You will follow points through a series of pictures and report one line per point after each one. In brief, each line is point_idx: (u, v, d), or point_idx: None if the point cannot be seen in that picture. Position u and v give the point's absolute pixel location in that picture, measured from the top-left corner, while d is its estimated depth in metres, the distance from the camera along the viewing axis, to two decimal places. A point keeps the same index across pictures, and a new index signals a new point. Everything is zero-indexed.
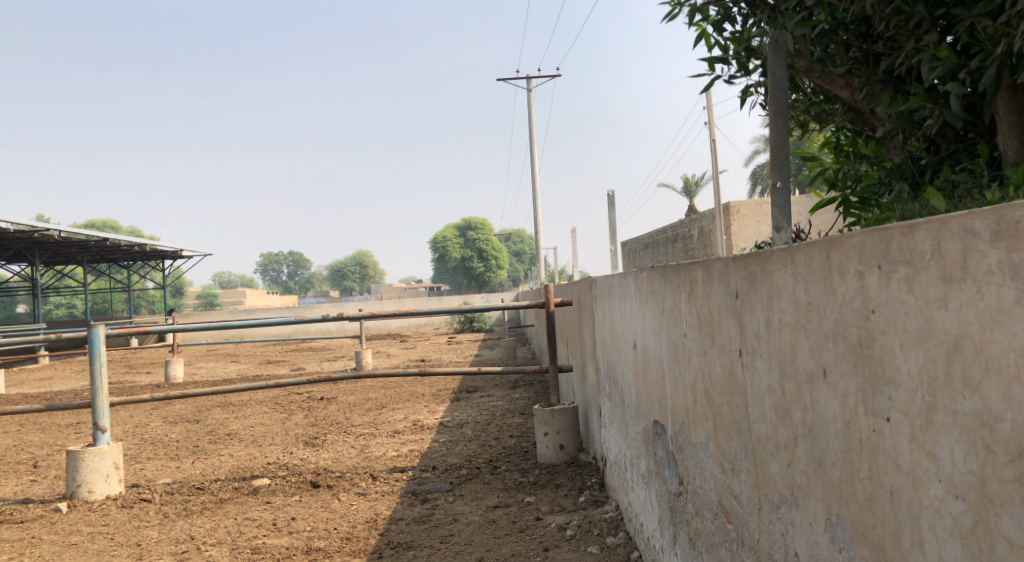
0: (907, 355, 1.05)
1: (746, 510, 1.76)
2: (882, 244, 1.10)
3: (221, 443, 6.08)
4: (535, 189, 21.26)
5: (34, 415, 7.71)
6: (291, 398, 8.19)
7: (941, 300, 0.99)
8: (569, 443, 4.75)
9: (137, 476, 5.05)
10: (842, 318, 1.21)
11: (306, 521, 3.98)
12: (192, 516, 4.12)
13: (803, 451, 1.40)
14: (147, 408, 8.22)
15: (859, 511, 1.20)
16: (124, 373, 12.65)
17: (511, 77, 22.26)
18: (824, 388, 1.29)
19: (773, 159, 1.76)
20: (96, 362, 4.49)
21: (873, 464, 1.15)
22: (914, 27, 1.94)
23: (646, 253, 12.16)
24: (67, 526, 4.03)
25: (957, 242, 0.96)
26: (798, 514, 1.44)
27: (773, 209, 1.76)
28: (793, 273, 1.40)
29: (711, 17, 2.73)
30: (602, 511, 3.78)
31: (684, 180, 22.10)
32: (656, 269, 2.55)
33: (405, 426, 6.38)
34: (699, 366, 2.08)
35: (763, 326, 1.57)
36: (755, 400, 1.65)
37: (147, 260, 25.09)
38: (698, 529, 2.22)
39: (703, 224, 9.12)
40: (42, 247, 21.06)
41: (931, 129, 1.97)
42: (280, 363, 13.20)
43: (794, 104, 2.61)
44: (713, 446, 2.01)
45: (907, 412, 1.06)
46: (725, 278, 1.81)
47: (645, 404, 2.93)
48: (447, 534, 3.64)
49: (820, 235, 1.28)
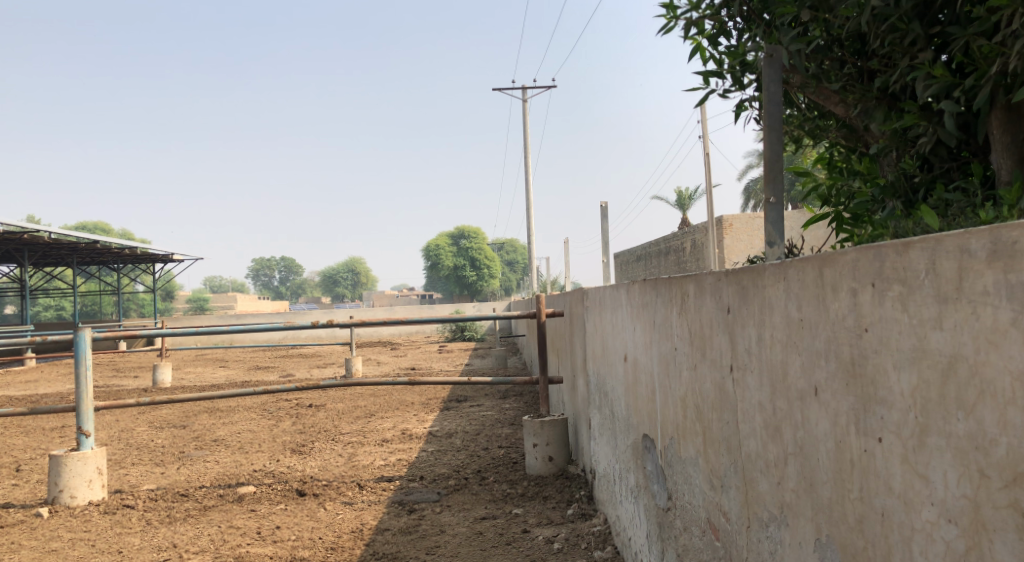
0: (901, 374, 1.03)
1: (735, 528, 1.73)
2: (876, 262, 1.08)
3: (207, 449, 6.04)
4: (527, 198, 21.24)
5: (18, 418, 7.65)
6: (280, 405, 8.15)
7: (936, 320, 0.97)
8: (558, 455, 4.72)
9: (121, 483, 4.99)
10: (834, 335, 1.20)
11: (290, 530, 3.94)
12: (175, 523, 4.08)
13: (794, 469, 1.38)
14: (133, 412, 8.16)
15: (849, 533, 1.18)
16: (112, 376, 12.58)
17: (507, 87, 22.50)
18: (816, 406, 1.27)
19: (766, 175, 1.75)
20: (81, 366, 4.44)
21: (865, 484, 1.13)
22: (909, 45, 1.94)
23: (639, 265, 12.17)
24: (48, 532, 3.98)
25: (952, 261, 0.95)
26: (788, 533, 1.42)
27: (766, 225, 1.74)
28: (785, 289, 1.39)
29: (706, 31, 2.73)
30: (590, 524, 3.75)
31: (678, 193, 22.17)
32: (648, 281, 2.52)
33: (393, 434, 6.35)
34: (690, 381, 2.06)
35: (755, 341, 1.55)
36: (746, 416, 1.62)
37: (138, 264, 24.97)
38: (686, 545, 2.20)
39: (696, 237, 9.13)
40: (32, 249, 21.00)
41: (925, 148, 1.96)
42: (269, 368, 13.13)
43: (788, 120, 2.61)
44: (703, 461, 1.99)
45: (900, 433, 1.04)
46: (717, 292, 1.79)
47: (635, 418, 2.90)
48: (434, 545, 3.61)
49: (814, 251, 1.27)
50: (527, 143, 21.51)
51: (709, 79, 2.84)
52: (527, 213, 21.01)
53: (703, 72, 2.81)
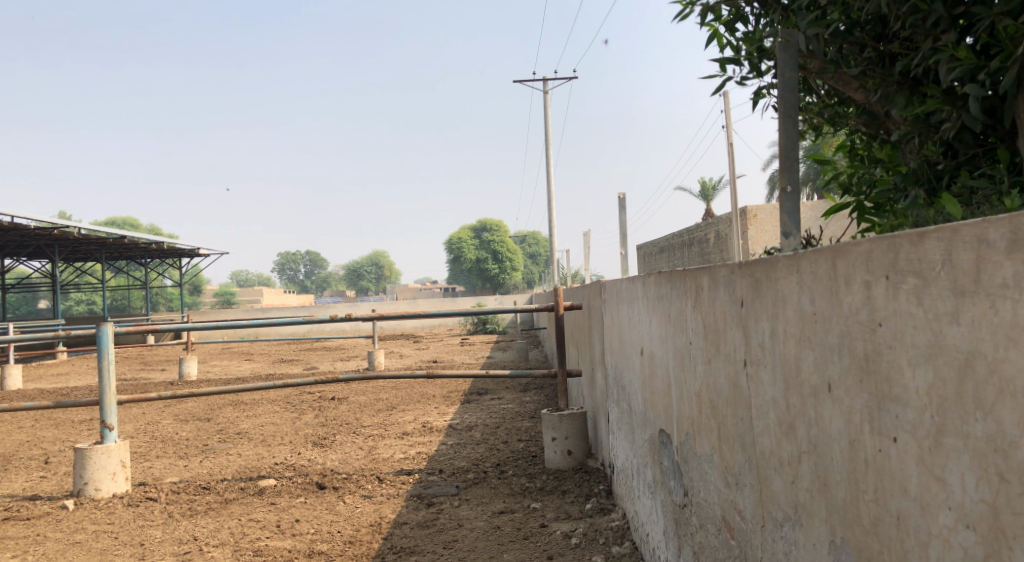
0: (916, 372, 0.98)
1: (750, 526, 1.69)
2: (890, 252, 1.03)
3: (230, 442, 6.06)
4: (549, 191, 21.08)
5: (48, 412, 7.75)
6: (303, 398, 8.18)
7: (952, 314, 0.92)
8: (577, 449, 4.68)
9: (144, 475, 5.02)
10: (847, 330, 1.15)
11: (309, 523, 3.93)
12: (196, 516, 4.09)
13: (808, 468, 1.33)
14: (159, 405, 8.23)
15: (863, 535, 1.14)
16: (139, 369, 12.73)
17: (528, 79, 22.52)
18: (829, 403, 1.22)
19: (782, 163, 1.69)
20: (103, 361, 4.45)
21: (880, 486, 1.08)
22: (931, 27, 1.87)
23: (662, 257, 12.06)
24: (72, 524, 4.01)
25: (968, 252, 0.90)
26: (802, 533, 1.38)
27: (781, 215, 1.68)
28: (798, 282, 1.34)
29: (723, 17, 2.67)
30: (609, 519, 3.70)
31: (702, 184, 21.93)
32: (664, 273, 2.47)
33: (414, 427, 6.34)
34: (704, 376, 2.01)
35: (768, 335, 1.50)
36: (760, 413, 1.57)
37: (165, 258, 25.18)
38: (702, 542, 2.15)
39: (720, 228, 9.01)
40: (62, 245, 21.29)
41: (949, 133, 1.88)
42: (293, 361, 13.19)
43: (807, 107, 2.54)
44: (718, 458, 1.94)
45: (915, 433, 0.99)
46: (730, 284, 1.74)
47: (652, 413, 2.85)
48: (451, 539, 3.59)
49: (827, 241, 1.22)
50: (549, 134, 21.38)
51: (726, 66, 2.78)
52: (549, 205, 20.96)
53: (720, 59, 2.75)
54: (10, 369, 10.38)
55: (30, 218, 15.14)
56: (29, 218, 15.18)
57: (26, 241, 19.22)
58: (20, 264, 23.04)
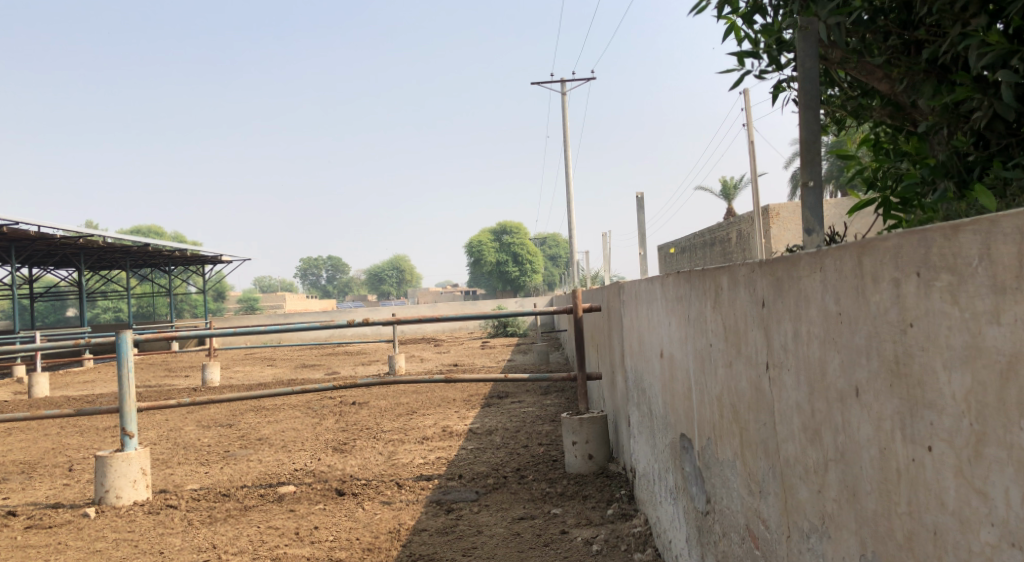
0: (952, 376, 0.91)
1: (774, 536, 1.61)
2: (921, 248, 0.96)
3: (251, 448, 6.06)
4: (569, 193, 20.93)
5: (73, 420, 7.78)
6: (324, 403, 8.18)
7: (992, 313, 0.85)
8: (597, 453, 4.61)
9: (165, 482, 5.00)
10: (875, 331, 1.08)
11: (329, 530, 3.89)
12: (216, 524, 4.05)
13: (835, 477, 1.26)
14: (181, 411, 8.24)
15: (896, 550, 1.06)
16: (164, 376, 12.83)
17: (546, 81, 22.51)
18: (857, 409, 1.15)
19: (803, 157, 1.61)
20: (123, 369, 4.42)
21: (914, 498, 1.01)
22: (960, 12, 1.80)
23: (685, 257, 11.91)
24: (94, 532, 3.99)
25: (1010, 245, 0.82)
26: (830, 546, 1.30)
27: (803, 211, 1.59)
28: (821, 280, 1.27)
29: (740, 9, 2.59)
30: (630, 525, 3.62)
31: (722, 181, 21.66)
32: (682, 275, 2.40)
33: (434, 432, 6.29)
34: (725, 379, 1.94)
35: (791, 336, 1.43)
36: (784, 418, 1.50)
37: (189, 265, 25.38)
38: (726, 551, 2.08)
39: (742, 227, 8.84)
40: (90, 253, 21.59)
41: (980, 122, 1.79)
42: (315, 367, 13.24)
43: (828, 100, 2.45)
44: (740, 464, 1.87)
45: (952, 442, 0.92)
46: (750, 283, 1.67)
47: (672, 417, 2.78)
48: (470, 547, 3.52)
49: (852, 237, 1.14)
50: (566, 138, 21.35)
51: (744, 59, 2.70)
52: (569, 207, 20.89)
53: (738, 52, 2.68)
54: (39, 377, 10.48)
55: (55, 228, 15.29)
56: (54, 228, 15.32)
57: (54, 250, 19.45)
58: (50, 273, 23.36)
